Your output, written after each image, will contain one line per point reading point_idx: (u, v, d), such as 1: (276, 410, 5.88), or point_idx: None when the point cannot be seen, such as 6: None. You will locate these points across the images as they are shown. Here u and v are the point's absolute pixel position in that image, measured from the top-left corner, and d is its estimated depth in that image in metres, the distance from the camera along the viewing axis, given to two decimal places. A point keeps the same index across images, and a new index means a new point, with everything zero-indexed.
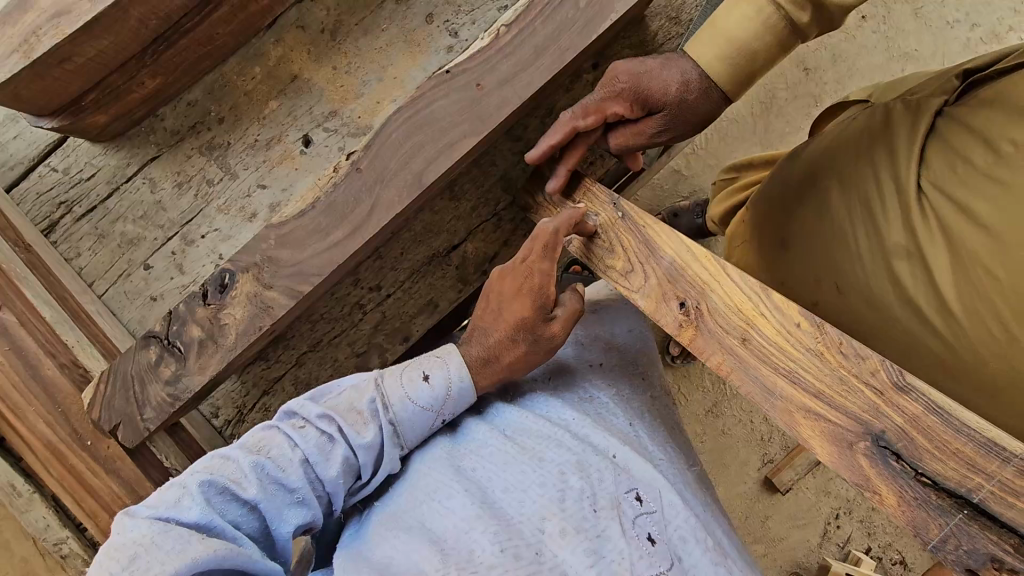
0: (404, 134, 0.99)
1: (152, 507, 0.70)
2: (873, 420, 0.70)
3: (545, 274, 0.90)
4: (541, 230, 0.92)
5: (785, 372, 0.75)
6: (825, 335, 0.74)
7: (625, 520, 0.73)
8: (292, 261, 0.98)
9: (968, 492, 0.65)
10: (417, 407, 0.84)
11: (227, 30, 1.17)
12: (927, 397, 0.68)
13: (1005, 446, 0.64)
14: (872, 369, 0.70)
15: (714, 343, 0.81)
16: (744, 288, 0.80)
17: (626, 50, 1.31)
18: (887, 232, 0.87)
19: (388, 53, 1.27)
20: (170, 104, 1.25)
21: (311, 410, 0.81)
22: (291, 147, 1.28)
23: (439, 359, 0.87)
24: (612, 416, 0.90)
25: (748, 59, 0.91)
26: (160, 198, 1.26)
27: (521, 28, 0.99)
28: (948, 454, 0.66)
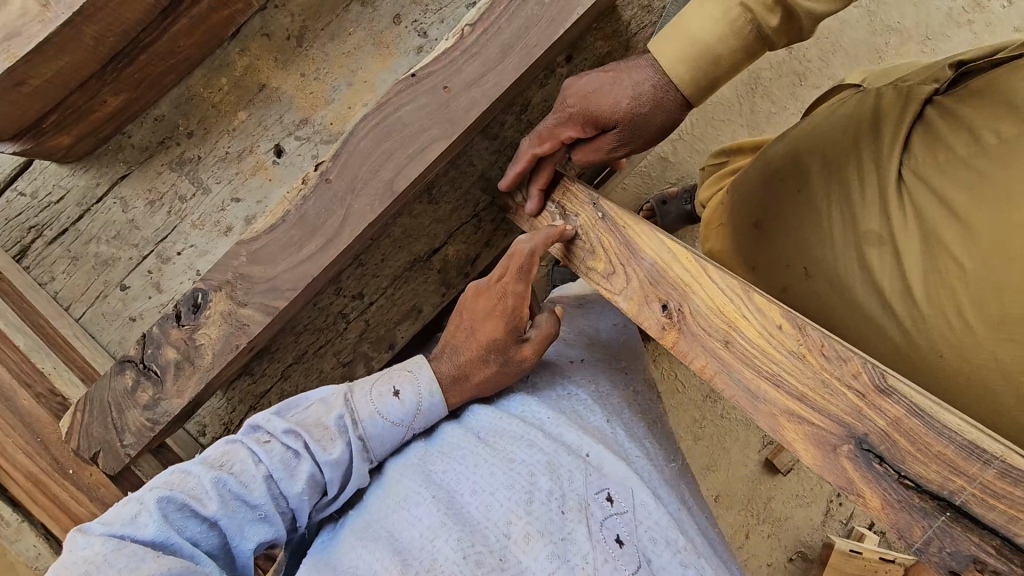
0: (372, 142, 0.97)
1: (107, 523, 0.69)
2: (856, 423, 0.67)
3: (518, 297, 0.90)
4: (518, 249, 0.90)
5: (768, 375, 0.73)
6: (807, 337, 0.70)
7: (593, 522, 0.71)
8: (266, 277, 0.97)
9: (950, 494, 0.62)
10: (386, 422, 0.84)
11: (189, 43, 1.14)
12: (909, 399, 0.64)
13: (985, 446, 0.60)
14: (854, 372, 0.67)
15: (696, 347, 0.79)
16: (725, 290, 0.77)
17: (599, 41, 1.27)
18: (862, 218, 0.86)
19: (357, 56, 1.25)
20: (137, 121, 1.22)
21: (276, 425, 0.81)
22: (263, 158, 1.25)
23: (408, 372, 0.88)
24: (589, 413, 0.88)
25: (713, 64, 0.86)
26: (132, 217, 1.24)
27: (486, 27, 0.97)
28: (931, 456, 0.62)
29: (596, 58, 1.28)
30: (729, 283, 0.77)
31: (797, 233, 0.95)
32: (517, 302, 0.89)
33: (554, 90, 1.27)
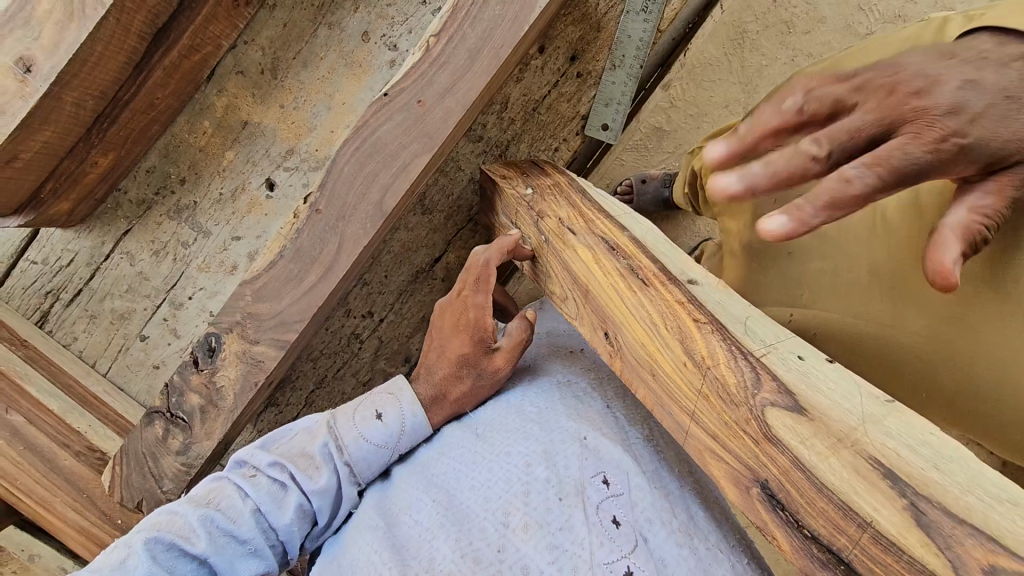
0: (357, 165, 0.98)
1: (97, 570, 0.72)
2: (757, 467, 0.62)
3: (480, 307, 0.92)
4: (471, 262, 0.94)
5: (687, 411, 0.70)
6: (708, 375, 0.68)
7: (589, 506, 0.73)
8: (273, 312, 0.99)
9: (838, 549, 0.56)
10: (371, 446, 0.86)
11: (166, 93, 1.16)
12: (795, 453, 0.60)
13: (858, 506, 0.56)
14: (745, 419, 0.64)
15: (636, 375, 0.77)
16: (642, 319, 0.76)
17: (570, 26, 1.24)
18: None
19: (332, 79, 1.25)
20: (130, 176, 1.25)
21: (261, 459, 0.83)
22: (256, 194, 1.27)
23: (390, 395, 0.89)
24: (589, 400, 0.90)
25: None
26: (141, 269, 1.28)
27: (450, 36, 0.96)
28: (816, 510, 0.58)
29: (569, 44, 1.26)
30: (662, 297, 0.77)
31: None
32: (477, 313, 0.91)
33: (530, 83, 1.24)
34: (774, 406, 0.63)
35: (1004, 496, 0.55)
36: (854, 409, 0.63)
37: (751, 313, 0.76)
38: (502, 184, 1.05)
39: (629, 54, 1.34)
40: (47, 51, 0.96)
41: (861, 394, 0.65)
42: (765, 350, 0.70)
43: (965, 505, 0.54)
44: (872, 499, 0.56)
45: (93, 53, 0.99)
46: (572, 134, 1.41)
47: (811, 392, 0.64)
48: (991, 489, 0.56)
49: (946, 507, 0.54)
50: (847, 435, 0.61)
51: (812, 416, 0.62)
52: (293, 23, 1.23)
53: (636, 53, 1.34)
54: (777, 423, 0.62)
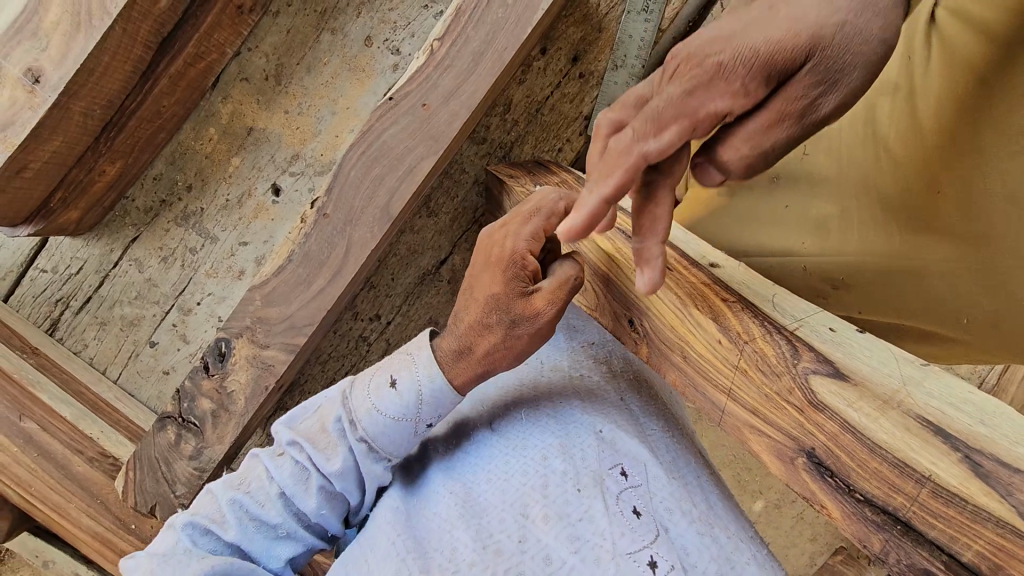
0: (363, 169, 0.99)
1: (149, 552, 0.77)
2: (803, 437, 0.64)
3: (526, 240, 0.78)
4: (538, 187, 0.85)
5: (725, 390, 0.72)
6: (747, 349, 0.69)
7: (609, 495, 0.74)
8: (282, 316, 1.00)
9: (894, 509, 0.58)
10: (387, 418, 0.80)
11: (172, 101, 1.17)
12: (843, 415, 0.61)
13: (917, 463, 0.56)
14: (789, 388, 0.65)
15: (665, 360, 0.78)
16: (670, 303, 0.76)
17: (572, 27, 1.28)
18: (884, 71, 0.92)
19: (336, 84, 1.26)
20: (137, 184, 1.26)
21: (284, 437, 0.82)
22: (262, 200, 1.28)
23: (407, 359, 0.83)
24: (605, 392, 0.91)
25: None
26: (149, 275, 1.29)
27: (454, 39, 0.97)
28: (870, 472, 0.59)
29: (571, 45, 1.29)
30: (685, 276, 0.78)
31: None
32: (518, 243, 0.78)
33: (533, 83, 1.27)
34: (816, 372, 0.65)
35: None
36: (892, 372, 0.64)
37: (778, 288, 0.76)
38: (511, 182, 1.12)
39: (631, 53, 1.31)
40: (56, 62, 0.98)
41: (898, 361, 0.65)
42: (797, 324, 0.70)
43: (1017, 455, 0.55)
44: (928, 454, 0.56)
45: (101, 63, 1.00)
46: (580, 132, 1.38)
47: (851, 360, 0.65)
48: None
49: (1000, 459, 0.54)
50: (892, 396, 0.61)
51: (856, 380, 0.63)
52: (297, 29, 1.24)
53: (637, 53, 1.31)
54: (821, 389, 0.63)
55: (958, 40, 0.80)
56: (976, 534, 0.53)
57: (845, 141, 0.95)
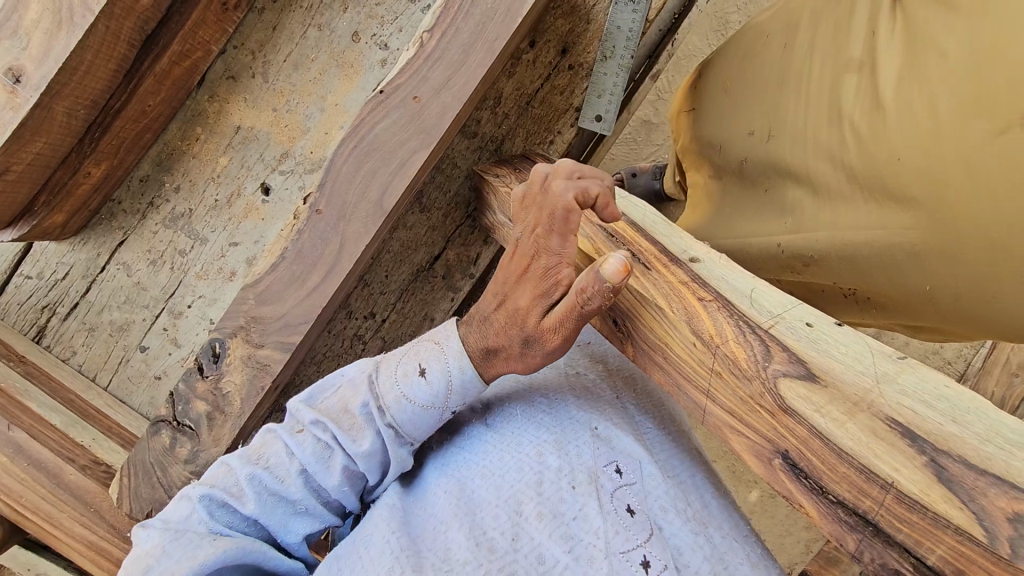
0: (356, 164, 0.98)
1: (164, 520, 0.76)
2: (776, 438, 0.63)
3: (556, 255, 0.72)
4: (557, 168, 0.75)
5: (705, 391, 0.69)
6: (718, 353, 0.68)
7: (603, 494, 0.73)
8: (276, 316, 0.98)
9: (864, 509, 0.57)
10: (415, 407, 0.77)
11: (158, 100, 1.15)
12: (809, 421, 0.60)
13: (879, 469, 0.56)
14: (760, 391, 0.64)
15: (650, 361, 0.76)
16: (649, 303, 0.75)
17: (559, 20, 1.29)
18: (846, 48, 0.86)
19: (323, 81, 1.24)
20: (124, 186, 1.24)
21: (305, 416, 0.79)
22: (252, 199, 1.26)
23: (436, 346, 0.79)
24: (600, 390, 0.89)
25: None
26: (138, 279, 1.27)
27: (444, 31, 0.97)
28: (841, 476, 0.58)
29: (559, 38, 1.30)
30: (666, 279, 0.77)
31: (757, 101, 1.00)
32: (551, 258, 0.73)
33: (523, 78, 1.28)
34: (785, 375, 0.64)
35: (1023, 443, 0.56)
36: (867, 371, 0.63)
37: (756, 283, 0.76)
38: (495, 180, 1.12)
39: (619, 44, 1.30)
40: (36, 60, 0.96)
41: (874, 354, 0.65)
42: (772, 321, 0.70)
43: (985, 454, 0.55)
44: (891, 460, 0.56)
45: (83, 62, 0.98)
46: (569, 125, 1.35)
47: (823, 358, 0.65)
48: (1011, 437, 0.56)
49: (967, 459, 0.55)
50: (861, 398, 0.61)
51: (826, 383, 0.63)
52: (283, 26, 1.23)
53: (626, 44, 1.31)
54: (790, 394, 0.62)
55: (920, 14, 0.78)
56: (937, 538, 0.53)
57: (809, 123, 0.89)
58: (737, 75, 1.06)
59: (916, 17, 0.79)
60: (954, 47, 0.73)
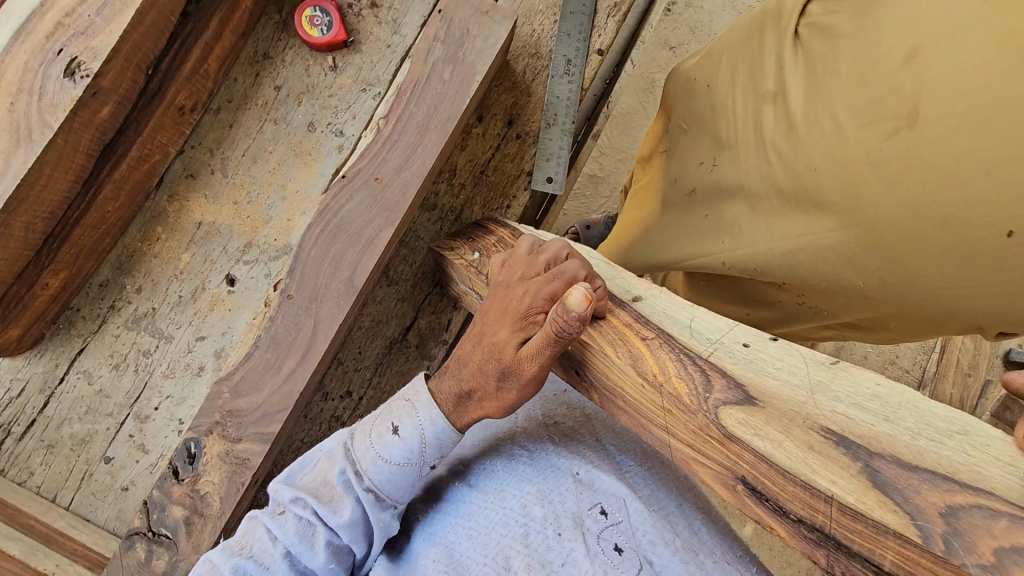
0: (323, 246, 1.00)
1: None
2: (733, 464, 0.64)
3: (535, 295, 0.75)
4: (550, 242, 0.82)
5: (666, 429, 0.69)
6: (664, 392, 0.69)
7: (590, 537, 0.74)
8: (254, 406, 0.97)
9: (820, 523, 0.58)
10: (391, 466, 0.76)
11: (117, 206, 1.16)
12: (751, 446, 0.62)
13: (817, 483, 0.58)
14: (705, 422, 0.65)
15: (616, 406, 0.76)
16: (602, 355, 0.75)
17: (503, 95, 1.40)
18: (762, 80, 0.99)
19: (283, 171, 1.28)
20: (83, 293, 1.22)
21: (285, 495, 0.77)
22: (217, 291, 1.25)
23: (407, 403, 0.79)
24: (579, 436, 0.89)
25: (881, 28, 0.82)
26: (100, 386, 1.22)
27: (398, 116, 1.03)
28: (793, 495, 0.60)
29: (504, 110, 1.40)
30: (616, 328, 0.77)
31: (702, 137, 1.11)
32: (536, 300, 0.75)
33: (474, 149, 1.37)
34: (726, 403, 0.65)
35: (949, 431, 0.60)
36: (801, 381, 0.66)
37: (696, 311, 0.77)
38: (450, 255, 1.16)
39: (560, 112, 1.39)
40: None
41: (807, 363, 0.68)
42: (711, 348, 0.71)
43: (917, 449, 0.58)
44: (827, 472, 0.58)
45: (42, 175, 1.00)
46: (524, 188, 1.41)
47: (761, 378, 0.67)
48: (938, 425, 0.60)
49: (898, 458, 0.58)
50: (797, 411, 0.63)
51: (763, 404, 0.64)
52: (239, 123, 1.28)
53: (567, 111, 1.39)
54: (731, 422, 0.64)
55: (815, 50, 0.91)
56: (883, 545, 0.55)
57: (742, 147, 1.00)
58: (686, 113, 1.17)
59: (814, 52, 0.91)
60: (841, 66, 0.86)
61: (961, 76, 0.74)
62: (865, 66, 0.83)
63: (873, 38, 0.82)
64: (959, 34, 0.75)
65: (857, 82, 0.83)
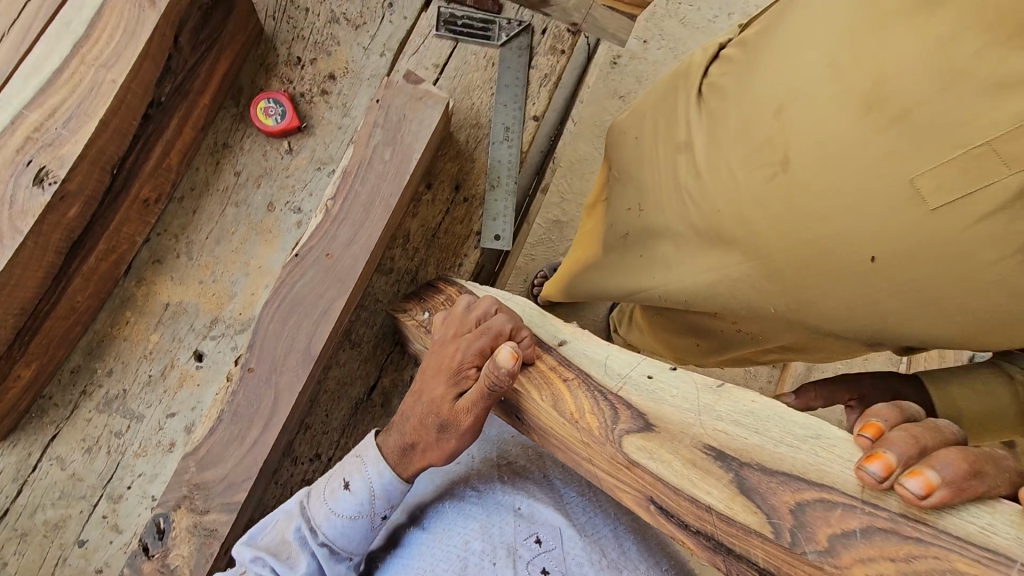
0: (280, 320, 1.08)
1: None
2: (638, 485, 0.72)
3: (465, 351, 0.83)
4: (482, 300, 0.91)
5: (588, 459, 0.77)
6: (578, 427, 0.77)
7: (521, 564, 0.80)
8: (220, 477, 1.02)
9: (707, 531, 0.67)
10: (343, 518, 0.84)
11: (86, 295, 1.24)
12: (647, 468, 0.70)
13: (697, 493, 0.67)
14: (611, 449, 0.74)
15: (551, 442, 0.83)
16: (532, 400, 0.82)
17: (449, 162, 1.51)
18: (677, 131, 1.04)
19: (245, 249, 1.37)
20: (55, 380, 1.28)
21: (246, 555, 0.84)
22: (185, 368, 1.31)
23: (357, 460, 0.87)
24: (527, 473, 0.95)
25: (768, 83, 0.87)
26: (73, 470, 1.26)
27: (345, 197, 1.13)
28: (687, 509, 0.68)
29: (450, 176, 1.51)
30: (544, 373, 0.84)
31: (632, 186, 1.18)
32: (466, 355, 0.83)
33: (425, 214, 1.48)
34: (630, 432, 0.73)
35: (806, 435, 0.67)
36: (692, 405, 0.74)
37: (613, 348, 0.85)
38: (403, 317, 1.24)
39: (503, 175, 1.51)
40: None
41: (698, 388, 0.76)
42: (621, 383, 0.79)
43: (778, 456, 0.66)
44: (703, 485, 0.67)
45: (14, 276, 1.08)
46: (474, 246, 1.51)
47: (658, 407, 0.75)
48: (797, 432, 0.68)
49: (764, 465, 0.66)
50: (684, 431, 0.72)
51: (658, 429, 0.73)
52: (202, 208, 1.37)
53: (508, 173, 1.51)
54: (631, 448, 0.72)
55: (716, 104, 0.97)
56: (753, 543, 0.64)
57: (661, 194, 1.05)
58: (619, 164, 1.25)
59: (716, 105, 0.97)
60: (735, 117, 0.91)
61: (836, 123, 0.78)
62: (755, 117, 0.88)
63: (753, 90, 0.89)
64: (816, 84, 0.80)
65: (751, 131, 0.88)
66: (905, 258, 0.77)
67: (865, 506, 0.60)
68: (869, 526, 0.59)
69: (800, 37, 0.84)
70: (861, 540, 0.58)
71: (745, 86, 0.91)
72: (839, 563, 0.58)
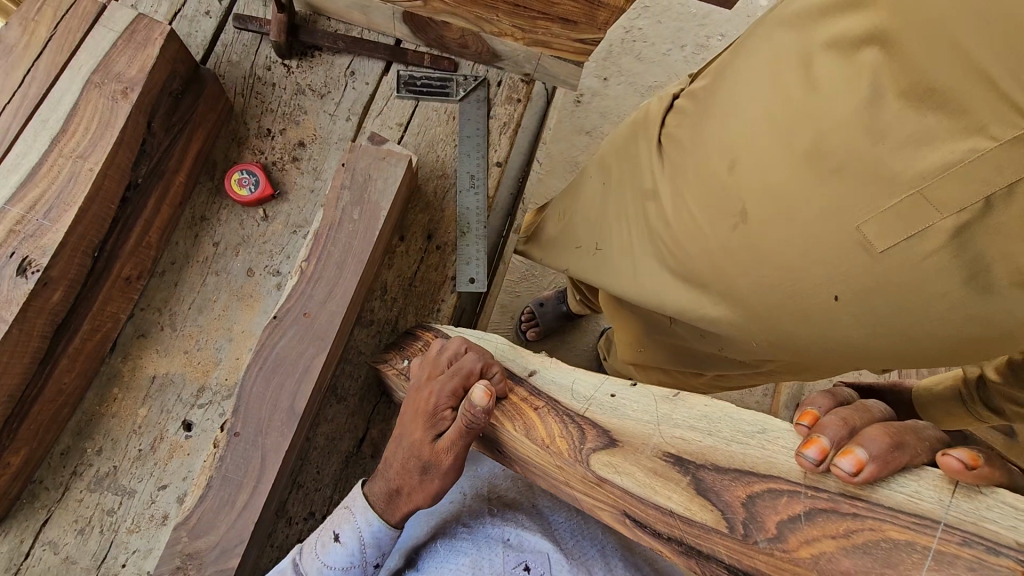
0: (263, 381, 1.11)
1: None
2: (611, 501, 0.75)
3: (439, 394, 0.87)
4: (451, 342, 0.94)
5: (564, 480, 0.80)
6: (550, 451, 0.80)
7: None
8: (213, 544, 1.02)
9: (677, 537, 0.70)
10: (335, 570, 0.85)
11: (72, 376, 1.27)
12: (614, 483, 0.74)
13: (658, 500, 0.71)
14: (581, 468, 0.77)
15: (530, 471, 0.86)
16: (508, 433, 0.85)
17: (419, 214, 1.58)
18: (644, 179, 1.05)
19: (228, 315, 1.41)
20: (45, 464, 1.29)
21: None
22: (175, 438, 1.33)
23: (346, 510, 0.89)
24: (516, 506, 0.98)
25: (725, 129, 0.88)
26: (66, 553, 1.25)
27: (318, 257, 1.18)
28: (659, 519, 0.71)
29: (422, 227, 1.57)
30: (518, 404, 0.87)
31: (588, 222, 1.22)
32: (440, 397, 0.87)
33: (400, 264, 1.54)
34: (597, 450, 0.77)
35: (755, 430, 0.72)
36: (651, 416, 0.79)
37: (577, 373, 0.91)
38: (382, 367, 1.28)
39: (471, 221, 1.57)
40: None
41: (657, 400, 0.81)
42: (587, 405, 0.84)
43: (729, 454, 0.71)
44: (665, 492, 0.71)
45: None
46: (450, 291, 1.56)
47: (621, 423, 0.80)
48: (747, 429, 0.72)
49: (718, 464, 0.71)
50: (644, 441, 0.77)
51: (621, 442, 0.77)
52: (183, 280, 1.42)
53: (478, 218, 1.58)
54: (597, 464, 0.76)
55: (678, 151, 0.98)
56: (716, 542, 0.67)
57: (631, 237, 1.07)
58: (569, 203, 1.30)
59: (678, 149, 0.98)
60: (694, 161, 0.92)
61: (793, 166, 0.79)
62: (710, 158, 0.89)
63: (705, 134, 0.91)
64: (757, 130, 0.83)
65: (707, 172, 0.89)
66: (859, 288, 0.77)
67: (806, 489, 0.65)
68: (812, 508, 0.64)
69: (744, 84, 0.86)
70: (804, 522, 0.63)
71: (697, 134, 0.93)
72: (786, 547, 0.63)
